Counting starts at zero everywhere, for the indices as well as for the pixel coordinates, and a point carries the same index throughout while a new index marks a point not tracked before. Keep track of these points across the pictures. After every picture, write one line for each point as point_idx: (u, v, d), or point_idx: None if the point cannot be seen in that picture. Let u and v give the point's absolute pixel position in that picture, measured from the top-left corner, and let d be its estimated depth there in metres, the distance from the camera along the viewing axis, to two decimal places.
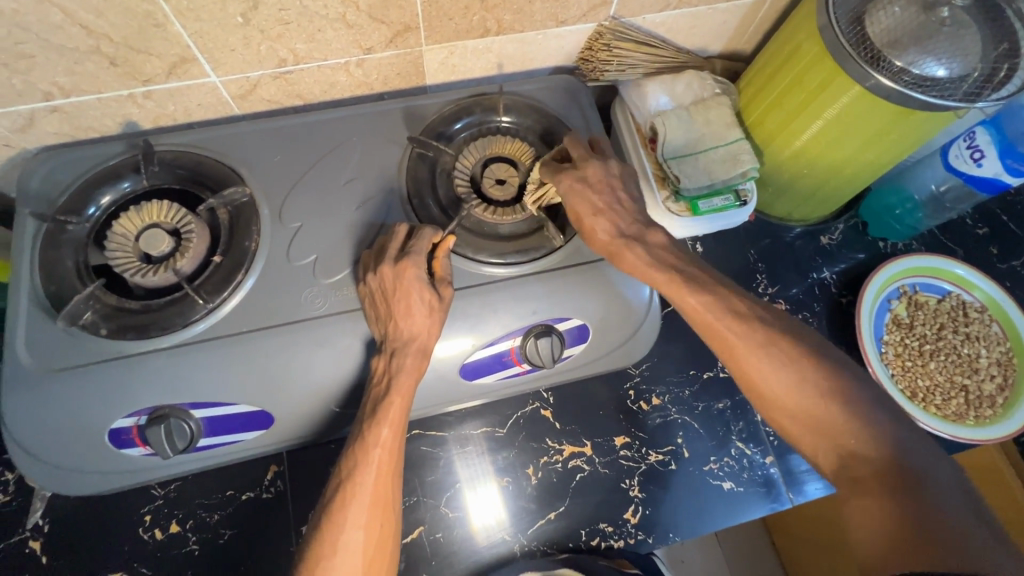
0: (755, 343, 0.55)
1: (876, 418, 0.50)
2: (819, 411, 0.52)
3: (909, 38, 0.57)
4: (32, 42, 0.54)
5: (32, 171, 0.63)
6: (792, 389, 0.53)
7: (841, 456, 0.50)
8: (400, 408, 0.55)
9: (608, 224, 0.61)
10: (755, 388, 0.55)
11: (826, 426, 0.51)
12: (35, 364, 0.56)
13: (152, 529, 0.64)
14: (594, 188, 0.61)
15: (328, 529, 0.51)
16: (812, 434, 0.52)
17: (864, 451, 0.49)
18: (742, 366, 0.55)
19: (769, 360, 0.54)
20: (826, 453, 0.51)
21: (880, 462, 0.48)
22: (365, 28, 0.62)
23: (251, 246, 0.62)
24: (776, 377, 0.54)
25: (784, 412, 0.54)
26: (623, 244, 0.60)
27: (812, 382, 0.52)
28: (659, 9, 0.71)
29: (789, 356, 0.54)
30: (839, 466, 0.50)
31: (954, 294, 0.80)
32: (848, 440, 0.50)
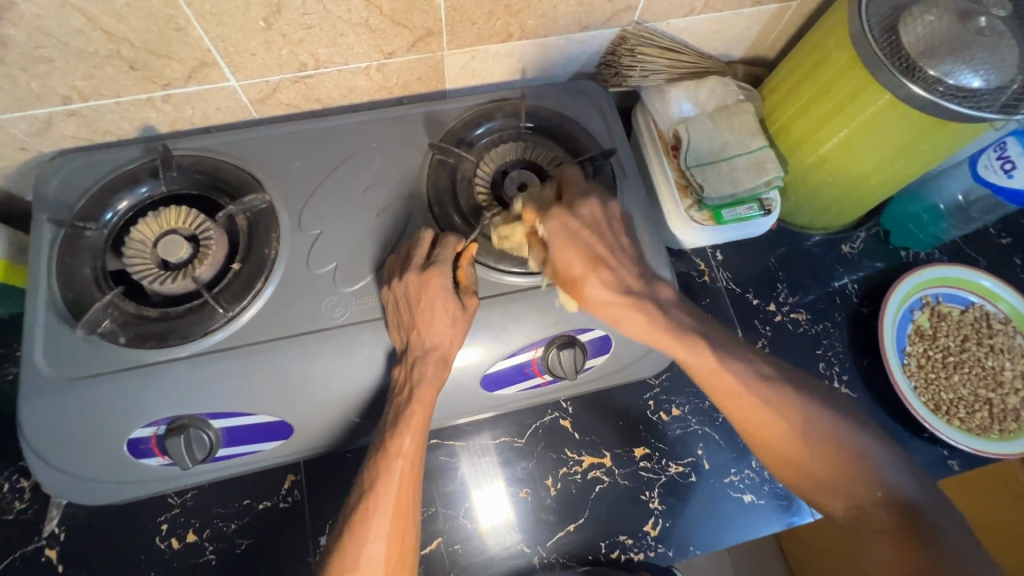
0: (770, 401, 0.53)
1: (886, 469, 0.51)
2: (835, 463, 0.51)
3: (946, 48, 0.55)
4: (52, 46, 0.53)
5: (49, 176, 0.63)
6: (809, 445, 0.52)
7: (857, 509, 0.50)
8: (423, 419, 0.55)
9: (610, 278, 0.54)
10: (769, 446, 0.53)
11: (841, 480, 0.51)
12: (54, 372, 0.56)
13: (169, 539, 0.63)
14: (587, 232, 0.55)
15: (351, 542, 0.50)
16: (827, 489, 0.52)
17: (882, 500, 0.49)
18: (757, 426, 0.53)
19: (782, 417, 0.53)
20: (841, 506, 0.51)
21: (898, 513, 0.49)
22: (388, 33, 0.61)
23: (271, 254, 0.61)
24: (788, 433, 0.52)
25: (796, 468, 0.53)
26: (630, 305, 0.54)
27: (826, 438, 0.52)
28: (683, 14, 0.70)
29: (803, 411, 0.53)
30: (858, 518, 0.50)
31: (977, 305, 0.79)
32: (866, 493, 0.50)
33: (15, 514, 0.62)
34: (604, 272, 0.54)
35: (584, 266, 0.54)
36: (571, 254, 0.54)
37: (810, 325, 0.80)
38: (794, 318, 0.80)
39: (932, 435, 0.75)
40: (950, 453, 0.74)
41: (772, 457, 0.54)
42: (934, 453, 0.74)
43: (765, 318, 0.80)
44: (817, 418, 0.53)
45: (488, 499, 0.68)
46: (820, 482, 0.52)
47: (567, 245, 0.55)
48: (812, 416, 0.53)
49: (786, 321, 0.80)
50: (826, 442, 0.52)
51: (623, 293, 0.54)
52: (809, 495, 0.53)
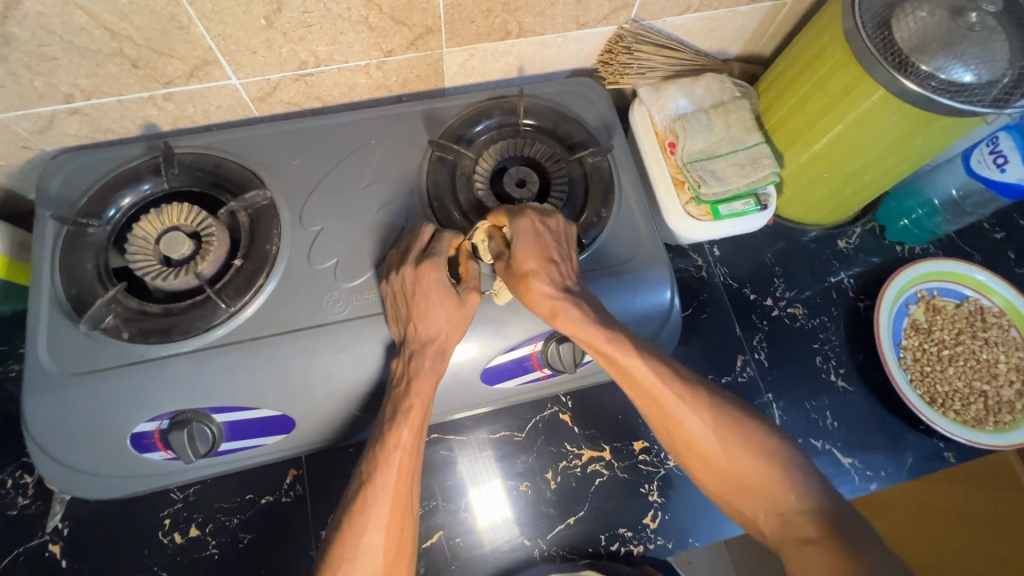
0: (692, 404, 0.53)
1: (803, 476, 0.50)
2: (752, 469, 0.51)
3: (938, 43, 0.56)
4: (55, 44, 0.53)
5: (51, 174, 0.63)
6: (728, 450, 0.51)
7: (780, 518, 0.49)
8: (421, 411, 0.55)
9: (549, 281, 0.55)
10: (693, 449, 0.53)
11: (762, 486, 0.50)
12: (58, 367, 0.56)
13: (172, 533, 0.63)
14: (549, 235, 0.58)
15: (350, 532, 0.51)
16: (745, 496, 0.51)
17: (797, 509, 0.49)
18: (679, 426, 0.53)
19: (704, 420, 0.52)
20: (763, 514, 0.50)
21: (817, 519, 0.48)
22: (388, 31, 0.62)
23: (272, 250, 0.62)
24: (706, 436, 0.52)
25: (717, 472, 0.52)
26: (564, 304, 0.54)
27: (745, 442, 0.52)
28: (679, 12, 0.71)
29: (720, 414, 0.53)
30: (781, 529, 0.49)
31: (973, 299, 0.80)
32: (782, 498, 0.49)
33: (18, 510, 0.63)
34: (553, 275, 0.56)
35: (534, 262, 0.55)
36: (530, 248, 0.56)
37: (806, 320, 0.81)
38: (791, 313, 0.81)
39: (928, 428, 0.76)
40: (946, 445, 0.75)
41: (693, 461, 0.53)
42: (930, 446, 0.76)
43: (763, 313, 0.80)
44: (731, 419, 0.53)
45: (488, 494, 0.68)
46: (742, 487, 0.51)
47: (530, 243, 0.56)
48: (726, 418, 0.53)
49: (783, 315, 0.81)
50: (743, 445, 0.51)
51: (559, 291, 0.55)
52: (731, 502, 0.52)
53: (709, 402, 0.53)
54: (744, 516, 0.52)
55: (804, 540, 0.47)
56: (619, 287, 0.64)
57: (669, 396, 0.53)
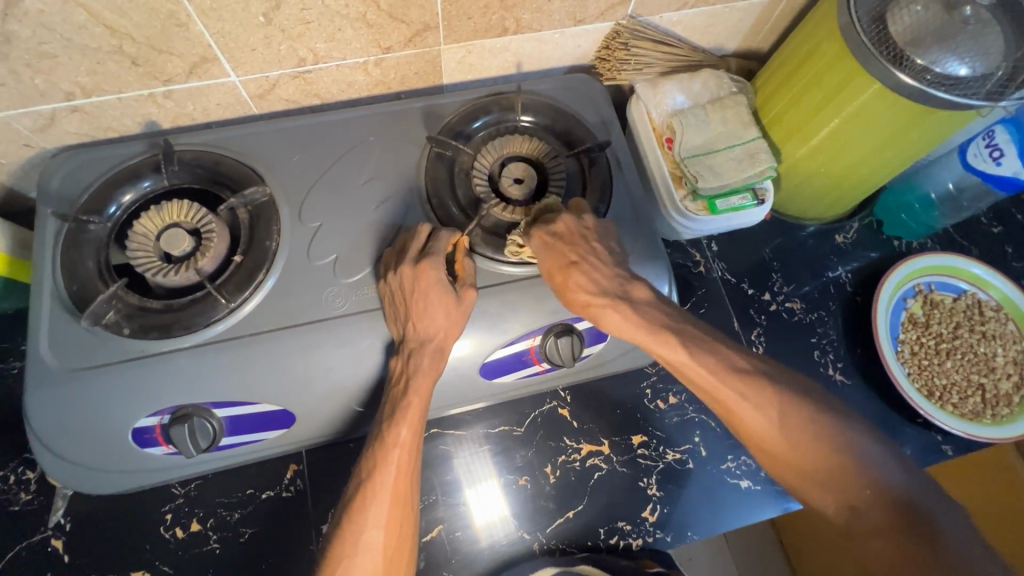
0: (753, 396, 0.52)
1: (879, 466, 0.48)
2: (818, 459, 0.50)
3: (932, 36, 0.57)
4: (56, 42, 0.54)
5: (52, 172, 0.64)
6: (790, 441, 0.51)
7: (849, 510, 0.48)
8: (419, 409, 0.55)
9: (589, 281, 0.58)
10: (754, 440, 0.53)
11: (828, 477, 0.49)
12: (59, 363, 0.57)
13: (173, 528, 0.64)
14: (564, 241, 0.59)
15: (349, 529, 0.51)
16: (814, 485, 0.50)
17: (871, 499, 0.47)
18: (738, 417, 0.53)
19: (767, 413, 0.52)
20: (833, 505, 0.49)
21: (891, 511, 0.46)
22: (386, 28, 0.62)
23: (272, 246, 0.62)
24: (771, 427, 0.52)
25: (780, 462, 0.52)
26: (607, 303, 0.57)
27: (810, 433, 0.50)
28: (675, 8, 0.71)
29: (783, 405, 0.52)
30: (849, 519, 0.48)
31: (970, 293, 0.80)
32: (854, 490, 0.48)
33: (20, 505, 0.63)
34: (582, 279, 0.58)
35: (559, 269, 0.58)
36: (548, 261, 0.59)
37: (804, 314, 0.81)
38: (789, 307, 0.81)
39: (926, 421, 0.76)
40: (943, 439, 0.76)
41: (757, 452, 0.53)
42: (928, 439, 0.75)
43: (760, 307, 0.81)
44: (795, 410, 0.52)
45: (487, 488, 0.69)
46: (808, 478, 0.50)
47: (550, 253, 0.59)
48: (788, 409, 0.52)
49: (781, 310, 0.81)
50: (807, 435, 0.50)
51: (598, 291, 0.57)
52: (801, 493, 0.51)
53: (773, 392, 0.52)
54: (813, 505, 0.51)
55: (877, 532, 0.46)
56: (655, 269, 0.66)
57: (726, 389, 0.53)
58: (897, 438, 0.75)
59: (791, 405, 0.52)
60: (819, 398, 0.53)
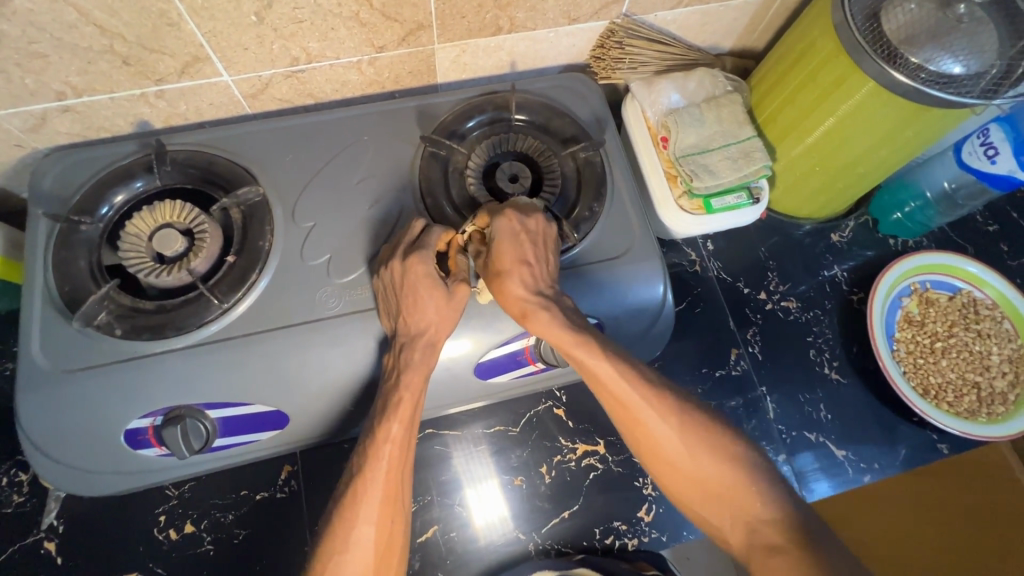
0: (658, 405, 0.51)
1: (772, 482, 0.48)
2: (718, 474, 0.48)
3: (926, 35, 0.57)
4: (46, 42, 0.53)
5: (43, 172, 0.63)
6: (694, 454, 0.49)
7: (746, 526, 0.47)
8: (411, 405, 0.55)
9: (520, 281, 0.56)
10: (657, 452, 0.51)
11: (727, 493, 0.48)
12: (51, 364, 0.56)
13: (167, 530, 0.64)
14: (528, 236, 0.58)
15: (341, 525, 0.51)
16: (710, 502, 0.49)
17: (766, 516, 0.47)
18: (644, 428, 0.51)
19: (674, 426, 0.50)
20: (730, 523, 0.48)
21: (783, 529, 0.46)
22: (379, 27, 0.62)
23: (265, 246, 0.62)
24: (673, 441, 0.50)
25: (683, 478, 0.50)
26: (536, 305, 0.55)
27: (713, 447, 0.49)
28: (670, 6, 0.71)
29: (687, 417, 0.50)
30: (747, 536, 0.47)
31: (965, 291, 0.80)
32: (750, 506, 0.47)
33: (14, 507, 0.63)
34: (530, 278, 0.56)
35: (510, 262, 0.56)
36: (507, 246, 0.56)
37: (800, 313, 0.81)
38: (785, 306, 0.81)
39: (921, 420, 0.76)
40: (940, 438, 0.76)
41: (658, 467, 0.51)
42: (924, 437, 0.76)
43: (756, 306, 0.81)
44: (699, 422, 0.51)
45: (483, 488, 0.69)
46: (710, 495, 0.49)
47: (510, 240, 0.57)
48: (692, 420, 0.50)
49: (777, 309, 0.81)
50: (705, 448, 0.49)
51: (530, 292, 0.56)
52: (698, 511, 0.50)
53: (675, 403, 0.51)
54: (711, 526, 0.49)
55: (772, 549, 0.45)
56: (592, 283, 0.64)
57: (631, 399, 0.51)
58: (892, 438, 0.75)
59: (694, 418, 0.51)
60: (713, 413, 0.52)
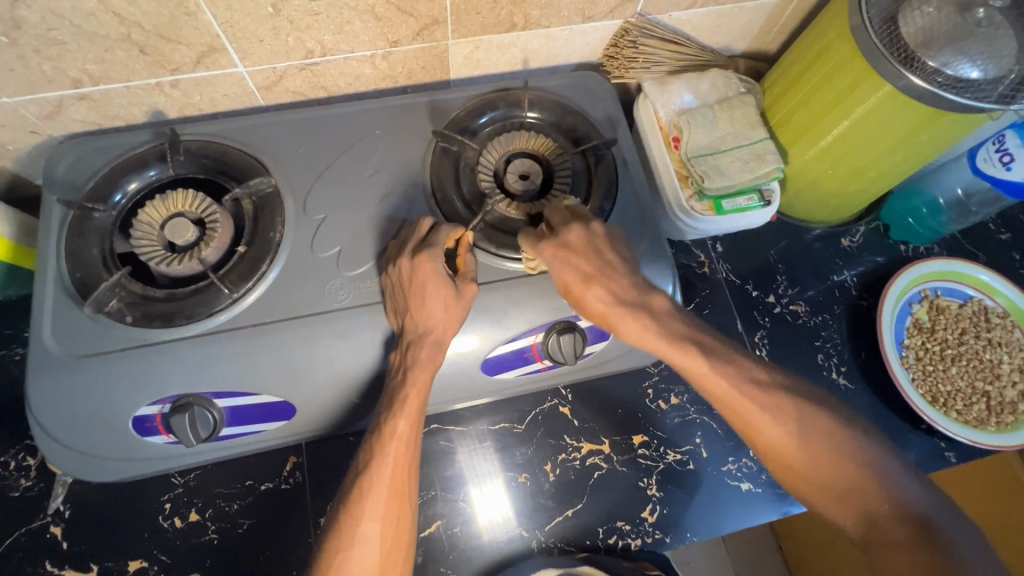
0: (772, 408, 0.52)
1: (890, 476, 0.49)
2: (842, 471, 0.50)
3: (944, 39, 0.56)
4: (64, 29, 0.54)
5: (57, 159, 0.64)
6: (814, 456, 0.50)
7: (866, 523, 0.48)
8: (417, 401, 0.55)
9: (602, 293, 0.56)
10: (774, 455, 0.52)
11: (851, 492, 0.49)
12: (61, 349, 0.57)
13: (171, 518, 0.64)
14: (577, 252, 0.57)
15: (347, 521, 0.51)
16: (835, 499, 0.50)
17: (890, 513, 0.47)
18: (759, 431, 0.52)
19: (795, 431, 0.51)
20: (852, 519, 0.49)
21: (908, 525, 0.46)
22: (394, 21, 0.62)
23: (276, 237, 0.62)
24: (790, 441, 0.51)
25: (803, 478, 0.51)
26: (625, 313, 0.56)
27: (830, 448, 0.50)
28: (685, 6, 0.71)
29: (803, 419, 0.51)
30: (865, 532, 0.48)
31: (976, 299, 0.79)
32: (872, 503, 0.48)
33: (20, 491, 0.64)
34: (597, 288, 0.56)
35: (577, 281, 0.57)
36: (565, 271, 0.57)
37: (809, 317, 0.80)
38: (793, 310, 0.81)
39: (929, 427, 0.75)
40: (947, 445, 0.75)
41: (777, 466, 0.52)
42: (931, 445, 0.75)
43: (765, 310, 0.80)
44: (818, 425, 0.51)
45: (487, 486, 0.68)
46: (827, 491, 0.50)
47: (563, 263, 0.57)
48: (811, 426, 0.51)
49: (785, 312, 0.80)
50: (823, 449, 0.50)
51: (614, 301, 0.56)
52: (818, 506, 0.51)
53: (792, 405, 0.52)
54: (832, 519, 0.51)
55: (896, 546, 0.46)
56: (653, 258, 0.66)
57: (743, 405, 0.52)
58: (899, 445, 0.74)
59: (812, 422, 0.51)
60: (830, 412, 0.52)
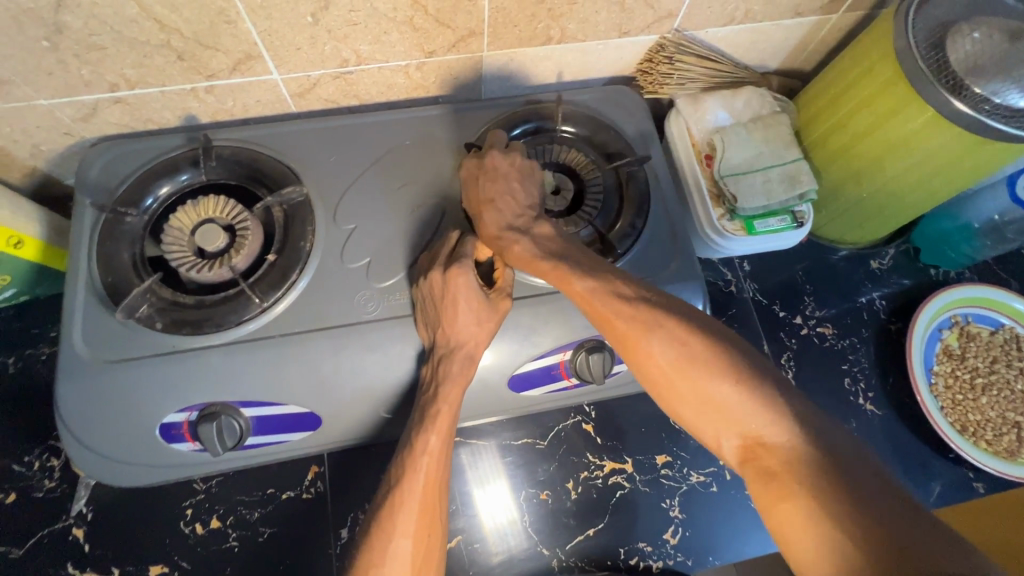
0: (647, 323, 0.47)
1: (779, 403, 0.42)
2: (725, 394, 0.43)
3: (995, 66, 0.55)
4: (105, 34, 0.54)
5: (91, 162, 0.64)
6: (689, 374, 0.45)
7: (751, 454, 0.42)
8: (448, 417, 0.55)
9: (496, 216, 0.57)
10: (655, 376, 0.46)
11: (732, 418, 0.43)
12: (92, 353, 0.57)
13: (193, 524, 0.64)
14: (487, 173, 0.59)
15: (378, 537, 0.50)
16: (716, 424, 0.44)
17: (774, 441, 0.41)
18: (637, 348, 0.47)
19: (686, 353, 0.45)
20: (733, 447, 0.44)
21: (794, 457, 0.40)
22: (431, 32, 0.62)
23: (306, 247, 0.62)
24: (673, 362, 0.45)
25: (686, 405, 0.45)
26: (506, 236, 0.55)
27: (710, 366, 0.44)
28: (722, 23, 0.70)
29: (679, 332, 0.46)
30: (751, 465, 0.42)
31: (1008, 327, 0.78)
32: (756, 430, 0.42)
33: (44, 492, 0.64)
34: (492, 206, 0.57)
35: (477, 206, 0.59)
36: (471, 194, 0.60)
37: (836, 340, 0.79)
38: (820, 332, 0.80)
39: (957, 456, 0.74)
40: (975, 475, 0.73)
41: (657, 389, 0.47)
42: (959, 475, 0.73)
43: (791, 330, 0.79)
44: (696, 339, 0.46)
45: (501, 499, 0.68)
46: (703, 414, 0.44)
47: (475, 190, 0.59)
48: (692, 340, 0.46)
49: (812, 334, 0.79)
50: (700, 367, 0.44)
51: (504, 226, 0.56)
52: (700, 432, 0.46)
53: (678, 323, 0.46)
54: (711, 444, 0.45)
55: (770, 477, 0.41)
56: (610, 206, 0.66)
57: (624, 322, 0.47)
58: (927, 473, 0.73)
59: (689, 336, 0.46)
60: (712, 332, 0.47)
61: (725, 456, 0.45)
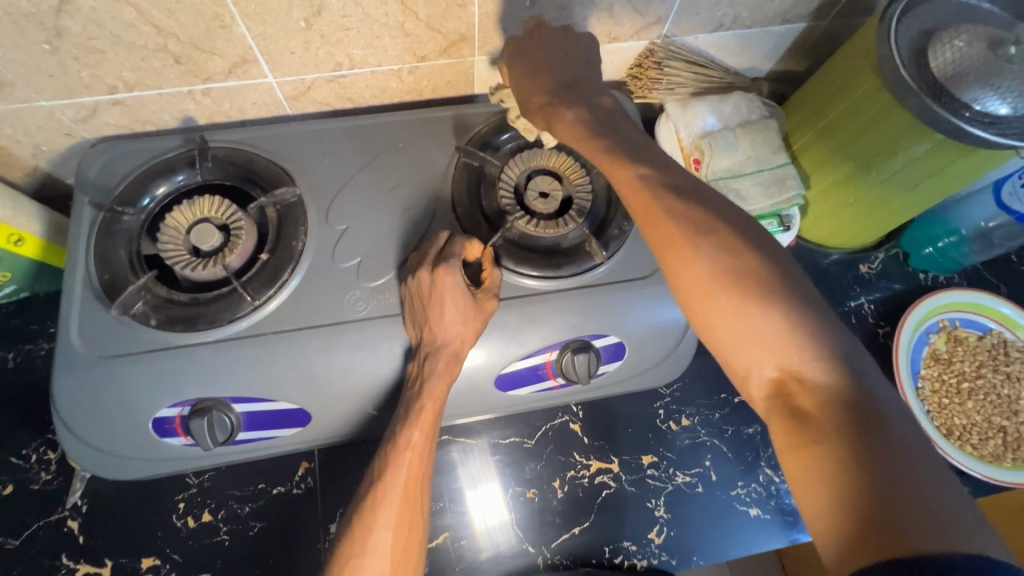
0: (706, 235, 0.44)
1: (831, 339, 0.41)
2: (776, 319, 0.41)
3: (975, 74, 0.55)
4: (104, 38, 0.55)
5: (91, 162, 0.66)
6: (740, 290, 0.42)
7: (782, 389, 0.41)
8: (432, 413, 0.56)
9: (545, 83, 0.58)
10: (700, 287, 0.44)
11: (776, 342, 0.41)
12: (87, 348, 0.58)
13: (185, 517, 0.65)
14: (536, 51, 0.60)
15: (359, 529, 0.51)
16: (757, 348, 0.42)
17: (815, 381, 0.40)
18: (682, 258, 0.45)
19: (741, 267, 0.43)
20: (766, 375, 0.42)
21: (832, 401, 0.39)
22: (422, 37, 0.63)
23: (298, 246, 0.63)
24: (723, 275, 0.43)
25: (724, 324, 0.43)
26: (555, 104, 0.56)
27: (763, 288, 0.42)
28: (711, 29, 0.71)
29: (737, 243, 0.44)
30: (781, 400, 0.41)
31: (996, 332, 0.78)
32: (797, 360, 0.41)
33: (41, 484, 0.65)
34: (535, 84, 0.59)
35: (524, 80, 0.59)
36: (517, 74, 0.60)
37: None
38: None
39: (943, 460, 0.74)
40: (961, 479, 0.74)
41: (697, 305, 0.44)
42: None
43: None
44: (755, 257, 0.43)
45: (480, 494, 0.69)
46: (744, 334, 0.42)
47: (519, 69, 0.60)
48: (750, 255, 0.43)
49: None
50: (752, 284, 0.42)
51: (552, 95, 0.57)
52: (732, 357, 0.43)
53: (733, 238, 0.44)
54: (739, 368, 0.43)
55: (800, 416, 0.40)
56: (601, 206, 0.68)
57: (675, 226, 0.45)
58: None
59: (748, 253, 0.44)
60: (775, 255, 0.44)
61: (751, 388, 0.43)
